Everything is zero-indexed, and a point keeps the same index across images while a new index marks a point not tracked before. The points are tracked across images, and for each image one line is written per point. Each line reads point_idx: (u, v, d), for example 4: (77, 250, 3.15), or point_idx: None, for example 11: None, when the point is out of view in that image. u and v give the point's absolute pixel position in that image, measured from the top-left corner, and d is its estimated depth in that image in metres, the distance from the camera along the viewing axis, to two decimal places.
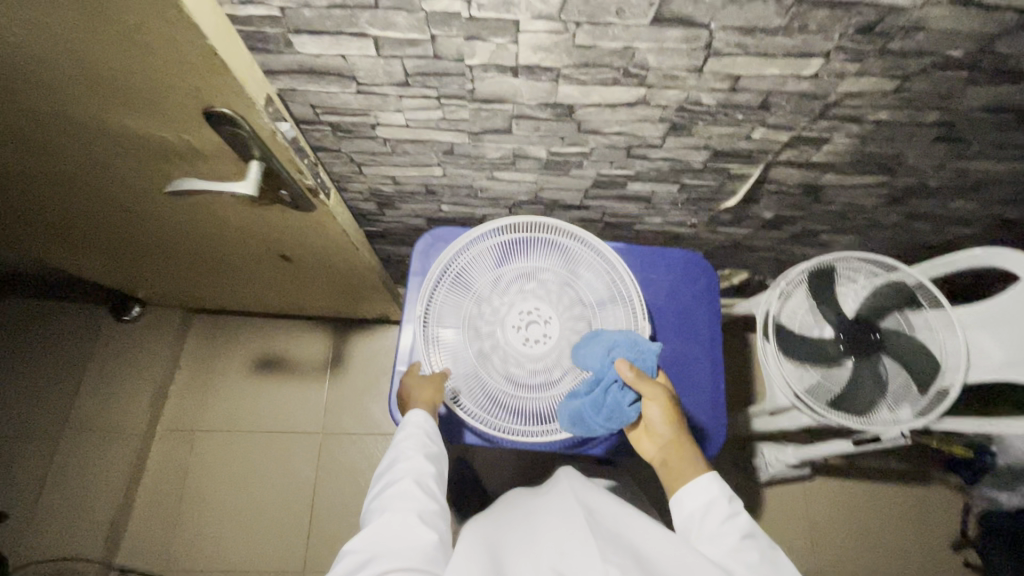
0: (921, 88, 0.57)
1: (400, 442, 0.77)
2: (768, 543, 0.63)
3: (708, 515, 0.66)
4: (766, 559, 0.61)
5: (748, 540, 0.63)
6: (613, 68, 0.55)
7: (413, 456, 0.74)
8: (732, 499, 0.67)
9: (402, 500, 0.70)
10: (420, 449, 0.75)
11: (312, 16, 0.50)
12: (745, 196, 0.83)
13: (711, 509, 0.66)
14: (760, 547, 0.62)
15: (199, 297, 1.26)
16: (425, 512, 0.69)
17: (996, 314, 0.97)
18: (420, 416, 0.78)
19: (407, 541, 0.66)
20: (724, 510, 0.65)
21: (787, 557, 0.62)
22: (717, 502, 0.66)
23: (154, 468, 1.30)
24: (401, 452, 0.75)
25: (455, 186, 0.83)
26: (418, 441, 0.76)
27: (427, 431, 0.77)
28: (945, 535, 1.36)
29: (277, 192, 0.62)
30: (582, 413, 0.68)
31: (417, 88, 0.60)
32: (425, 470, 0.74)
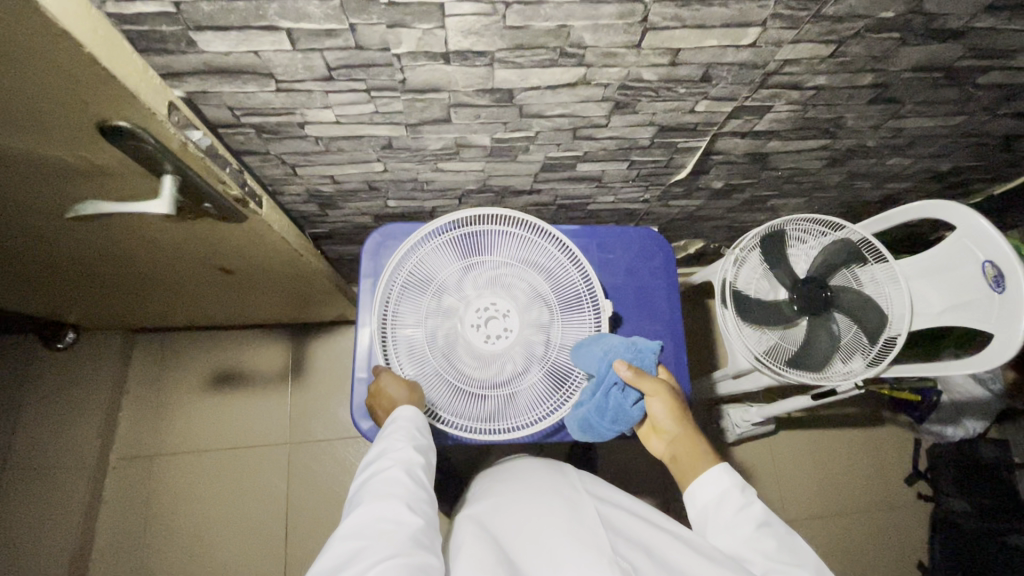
0: (856, 52, 0.57)
1: (388, 434, 0.71)
2: (784, 529, 0.67)
3: (722, 505, 0.69)
4: (784, 546, 0.64)
5: (764, 528, 0.66)
6: (549, 49, 0.53)
7: (401, 446, 0.69)
8: (745, 488, 0.70)
9: (389, 490, 0.64)
10: (408, 439, 0.70)
11: (212, 10, 0.45)
12: (695, 168, 0.83)
13: (725, 500, 0.69)
14: (777, 535, 0.65)
15: (137, 317, 1.18)
16: (414, 501, 0.65)
17: (931, 264, 1.02)
18: (409, 412, 0.73)
19: (396, 530, 0.61)
20: (739, 501, 0.69)
21: (802, 539, 0.66)
22: (730, 493, 0.69)
23: (112, 501, 1.23)
24: (388, 442, 0.70)
25: (399, 181, 0.79)
26: (406, 432, 0.70)
27: (416, 424, 0.72)
28: (898, 471, 1.45)
29: (201, 208, 0.57)
30: (589, 418, 0.72)
31: (343, 82, 0.55)
32: (414, 461, 0.69)
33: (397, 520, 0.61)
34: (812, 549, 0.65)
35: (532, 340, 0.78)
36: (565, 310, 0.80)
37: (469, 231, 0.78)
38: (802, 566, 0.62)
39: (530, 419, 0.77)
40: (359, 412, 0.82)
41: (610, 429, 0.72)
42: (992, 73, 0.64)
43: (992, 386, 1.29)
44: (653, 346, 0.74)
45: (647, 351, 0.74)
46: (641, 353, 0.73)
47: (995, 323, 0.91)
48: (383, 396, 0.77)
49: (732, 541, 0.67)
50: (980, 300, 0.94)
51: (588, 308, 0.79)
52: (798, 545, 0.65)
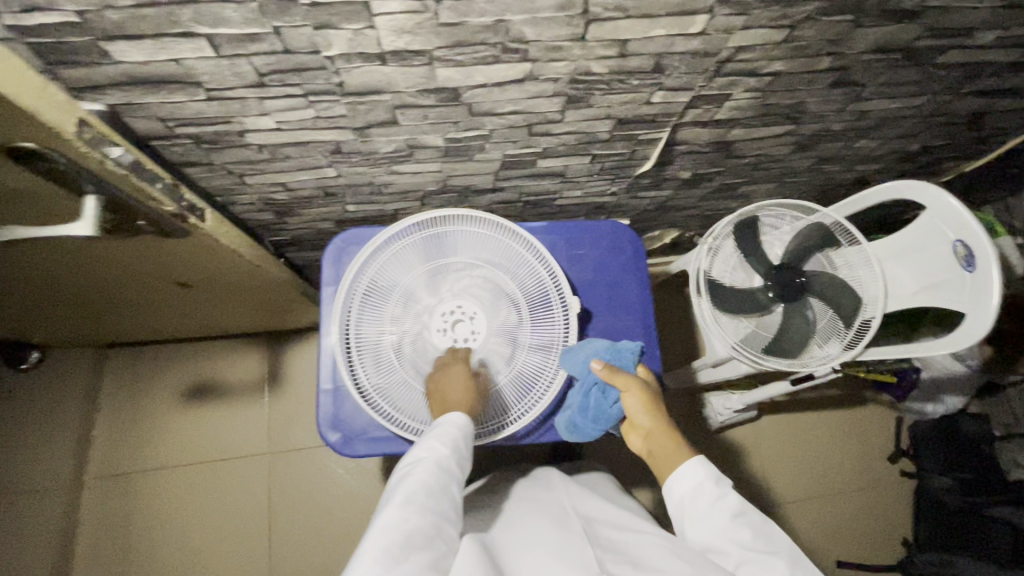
0: (810, 36, 0.56)
1: (434, 434, 0.65)
2: (760, 517, 0.63)
3: (697, 498, 0.64)
4: (760, 536, 0.61)
5: (740, 519, 0.62)
6: (490, 45, 0.50)
7: (445, 453, 0.63)
8: (720, 479, 0.65)
9: (427, 500, 0.59)
10: (453, 447, 0.64)
11: (120, 18, 0.42)
12: (660, 160, 0.81)
13: (700, 492, 0.64)
14: (753, 525, 0.61)
15: (103, 334, 1.14)
16: (444, 522, 0.59)
17: (905, 245, 1.01)
18: (460, 419, 0.67)
19: (422, 550, 0.55)
20: (715, 492, 0.64)
21: (778, 526, 0.62)
22: (705, 484, 0.64)
23: (89, 521, 1.20)
24: (434, 444, 0.64)
25: (355, 185, 0.77)
26: (450, 437, 0.65)
27: (465, 432, 0.66)
28: (882, 450, 1.46)
29: (135, 225, 0.54)
30: (574, 419, 0.75)
31: (277, 88, 0.53)
32: (454, 474, 0.63)
33: (429, 538, 0.56)
34: (789, 536, 0.61)
35: (499, 343, 0.78)
36: (533, 309, 0.77)
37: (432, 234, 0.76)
38: (780, 557, 0.58)
39: (501, 424, 0.76)
40: (325, 425, 0.78)
41: (590, 429, 0.74)
42: (952, 52, 0.63)
43: (969, 361, 1.28)
44: (634, 347, 0.75)
45: (630, 352, 0.74)
46: (623, 353, 0.74)
47: (968, 300, 0.91)
48: (444, 378, 0.72)
49: (706, 534, 0.62)
50: (951, 278, 0.93)
51: (557, 305, 0.77)
52: (775, 532, 0.61)
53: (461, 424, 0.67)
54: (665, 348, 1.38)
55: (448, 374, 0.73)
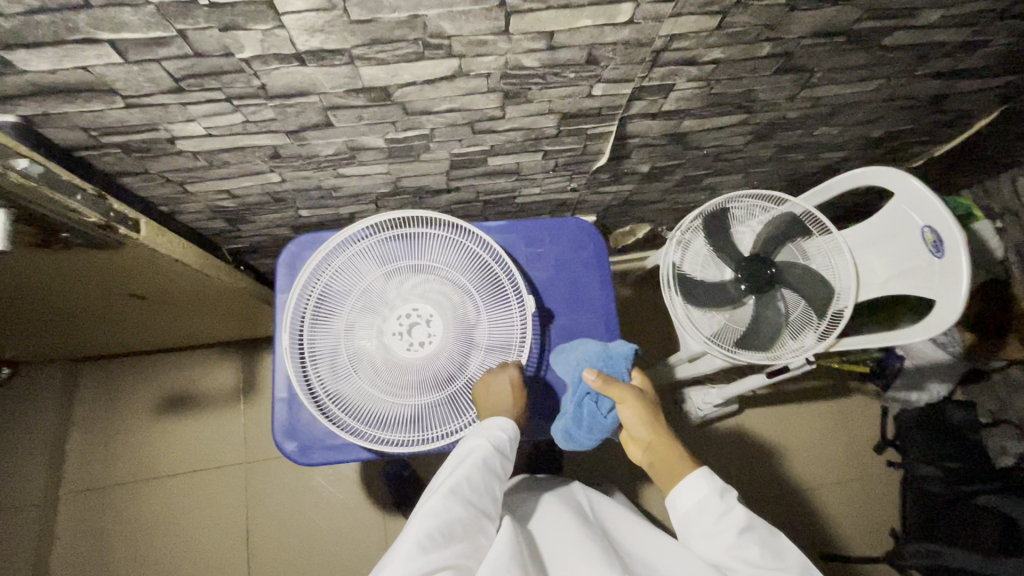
0: (744, 22, 0.54)
1: (483, 430, 0.67)
2: (769, 532, 0.60)
3: (703, 512, 0.61)
4: (769, 552, 0.58)
5: (747, 534, 0.59)
6: (409, 42, 0.49)
7: (492, 450, 0.65)
8: (725, 493, 0.61)
9: (470, 494, 0.62)
10: (499, 446, 0.66)
11: (14, 26, 0.41)
12: (615, 154, 0.80)
13: (705, 508, 0.61)
14: (761, 540, 0.59)
15: (70, 348, 1.13)
16: (483, 516, 0.62)
17: (876, 232, 0.99)
18: (510, 424, 0.68)
19: (463, 539, 0.58)
20: (722, 507, 0.61)
21: (787, 539, 0.60)
22: (710, 499, 0.61)
23: (65, 536, 1.19)
24: (481, 439, 0.66)
25: (303, 190, 0.75)
26: (496, 436, 0.67)
27: (511, 435, 0.68)
28: (868, 441, 1.44)
29: (60, 237, 0.54)
30: (568, 430, 0.70)
31: (197, 93, 0.52)
32: (499, 471, 0.65)
33: (470, 530, 0.59)
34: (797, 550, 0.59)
35: (456, 345, 0.74)
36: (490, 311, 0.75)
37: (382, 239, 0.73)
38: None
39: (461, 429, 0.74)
40: (282, 434, 0.77)
41: (586, 438, 0.70)
42: (897, 33, 0.61)
43: (951, 349, 1.23)
44: (627, 352, 0.73)
45: (621, 357, 0.72)
46: (615, 361, 0.72)
47: (936, 289, 0.89)
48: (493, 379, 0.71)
49: (714, 550, 0.60)
50: (921, 265, 0.92)
51: (515, 305, 0.74)
52: (784, 547, 0.59)
53: (506, 429, 0.68)
54: (644, 344, 1.37)
55: (496, 376, 0.72)
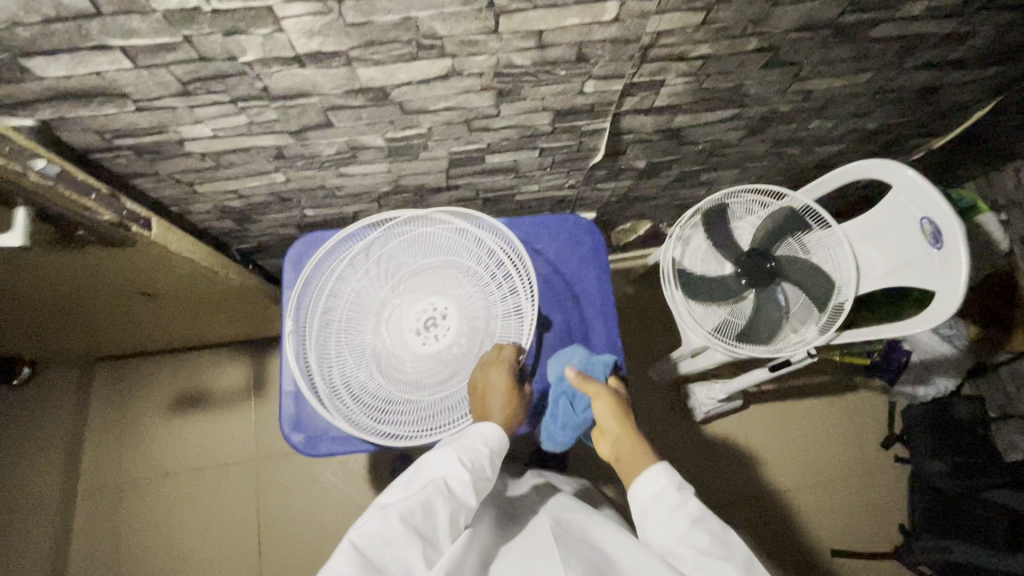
0: (729, 16, 0.56)
1: (456, 447, 0.63)
2: (721, 526, 0.59)
3: (658, 504, 0.62)
4: (716, 542, 0.57)
5: (698, 525, 0.59)
6: (403, 43, 0.51)
7: (461, 472, 0.61)
8: (682, 486, 0.63)
9: (422, 522, 0.57)
10: (470, 467, 0.62)
11: (32, 35, 0.43)
12: (610, 150, 0.81)
13: (661, 500, 0.63)
14: (711, 532, 0.58)
15: (87, 348, 1.17)
16: (432, 548, 0.57)
17: (876, 225, 0.99)
18: (493, 434, 0.66)
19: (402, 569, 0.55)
20: (677, 500, 0.62)
21: (739, 536, 0.58)
22: (667, 492, 0.63)
23: (83, 530, 1.22)
24: (450, 457, 0.62)
25: (308, 190, 0.78)
26: (472, 458, 0.63)
27: (489, 456, 0.64)
28: (874, 436, 1.40)
29: (77, 234, 0.57)
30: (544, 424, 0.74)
31: (203, 95, 0.54)
32: (464, 498, 0.61)
33: (418, 557, 0.55)
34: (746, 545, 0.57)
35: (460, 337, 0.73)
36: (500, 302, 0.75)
37: (393, 230, 0.73)
38: (731, 563, 0.55)
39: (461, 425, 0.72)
40: (289, 426, 0.79)
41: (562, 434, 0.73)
42: (883, 25, 0.62)
43: (958, 342, 1.23)
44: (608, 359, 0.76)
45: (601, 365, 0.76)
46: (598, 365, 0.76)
47: (937, 280, 0.88)
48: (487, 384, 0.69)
49: (666, 540, 0.60)
50: (922, 257, 0.91)
51: (525, 295, 0.74)
52: (734, 539, 0.58)
53: (488, 443, 0.65)
54: (647, 341, 1.38)
55: (487, 376, 0.70)
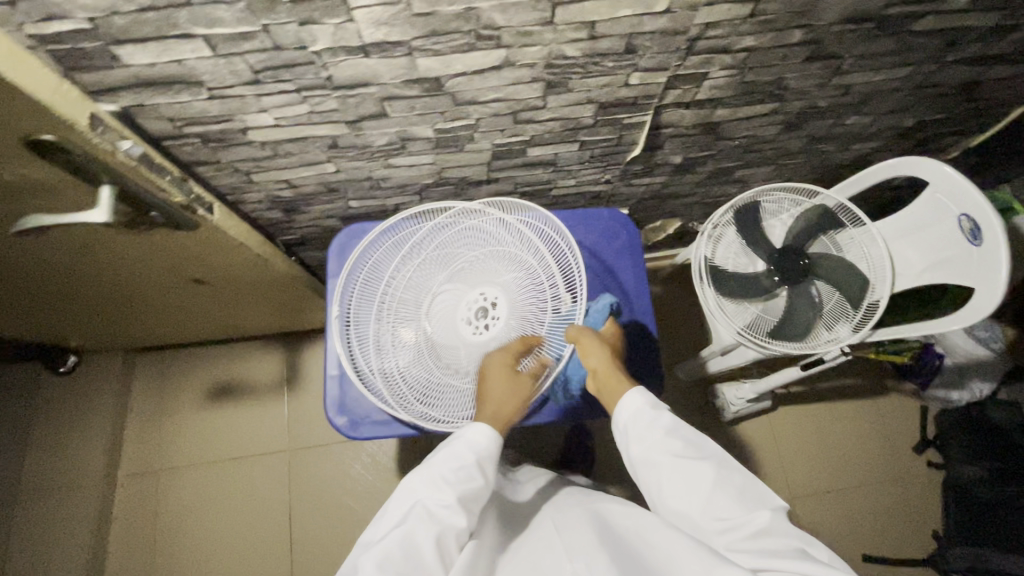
0: (776, 8, 0.57)
1: (443, 463, 0.65)
2: (689, 429, 0.65)
3: (636, 422, 0.65)
4: (691, 446, 0.63)
5: (673, 434, 0.64)
6: (464, 33, 0.54)
7: (446, 489, 0.63)
8: (657, 403, 0.66)
9: (406, 557, 0.58)
10: (456, 483, 0.64)
11: (127, 23, 0.47)
12: (648, 144, 0.83)
13: (640, 416, 0.65)
14: (683, 437, 0.63)
15: (132, 338, 1.21)
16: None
17: (911, 223, 0.98)
18: (482, 441, 0.66)
19: None
20: (652, 415, 0.65)
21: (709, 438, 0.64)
22: (645, 410, 0.65)
23: (121, 515, 1.25)
24: (435, 476, 0.64)
25: (355, 181, 0.81)
26: (450, 478, 0.64)
27: (474, 468, 0.65)
28: (905, 441, 1.36)
29: (148, 217, 0.59)
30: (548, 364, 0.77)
31: (272, 84, 0.57)
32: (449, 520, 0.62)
33: None
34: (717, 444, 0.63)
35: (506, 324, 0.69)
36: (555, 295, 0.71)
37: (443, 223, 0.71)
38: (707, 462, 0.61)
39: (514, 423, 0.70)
40: (333, 410, 0.81)
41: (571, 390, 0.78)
42: (926, 18, 0.63)
43: (993, 344, 1.19)
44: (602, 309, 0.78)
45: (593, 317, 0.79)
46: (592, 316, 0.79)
47: (976, 276, 0.86)
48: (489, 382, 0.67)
49: (644, 452, 0.64)
50: (962, 253, 0.89)
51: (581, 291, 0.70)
52: (702, 438, 0.64)
53: (479, 450, 0.66)
54: (675, 340, 1.38)
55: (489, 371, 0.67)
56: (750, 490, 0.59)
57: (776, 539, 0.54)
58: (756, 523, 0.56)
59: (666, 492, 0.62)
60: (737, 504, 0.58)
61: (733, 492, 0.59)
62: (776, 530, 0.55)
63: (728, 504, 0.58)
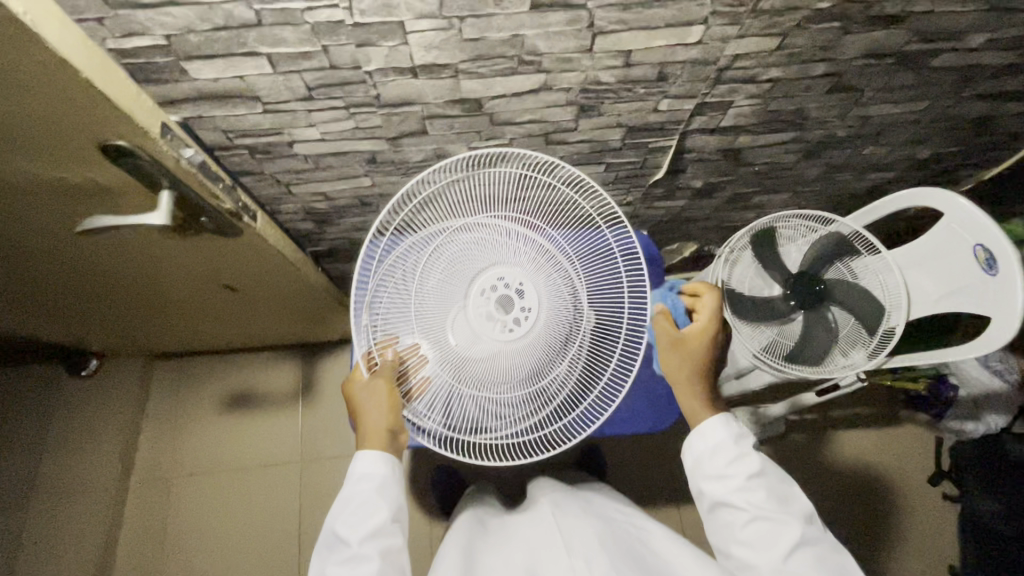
0: (802, 42, 0.60)
1: (341, 514, 0.61)
2: (777, 476, 0.63)
3: (718, 455, 0.64)
4: (774, 496, 0.61)
5: (756, 479, 0.62)
6: (507, 58, 0.57)
7: (348, 536, 0.60)
8: (741, 440, 0.64)
9: None
10: (358, 525, 0.60)
11: (199, 41, 0.50)
12: (671, 168, 0.86)
13: (720, 452, 0.64)
14: (769, 485, 0.62)
15: (154, 342, 1.22)
16: None
17: (925, 250, 0.95)
18: (371, 463, 0.62)
19: None
20: (739, 453, 0.63)
21: (796, 491, 0.63)
22: (727, 445, 0.64)
23: (132, 520, 1.25)
24: (333, 524, 0.61)
25: (388, 195, 0.84)
26: (344, 514, 0.61)
27: (372, 490, 0.62)
28: (919, 472, 1.32)
29: (198, 222, 0.62)
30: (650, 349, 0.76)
31: (323, 101, 0.61)
32: (365, 553, 0.59)
33: None
34: (803, 499, 0.62)
35: (556, 317, 0.60)
36: (603, 280, 0.66)
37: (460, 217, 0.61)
38: (788, 518, 0.59)
39: (575, 428, 0.64)
40: None
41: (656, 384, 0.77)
42: (944, 55, 0.66)
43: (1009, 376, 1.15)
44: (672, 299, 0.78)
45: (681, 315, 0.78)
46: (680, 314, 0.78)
47: (993, 305, 0.84)
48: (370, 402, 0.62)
49: (722, 490, 0.62)
50: (974, 286, 0.87)
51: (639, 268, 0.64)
52: (790, 489, 0.62)
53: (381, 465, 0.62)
54: None
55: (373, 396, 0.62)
56: (832, 561, 0.58)
57: None
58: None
59: (739, 536, 0.61)
60: (818, 572, 0.57)
61: (811, 556, 0.58)
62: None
63: (807, 572, 0.57)
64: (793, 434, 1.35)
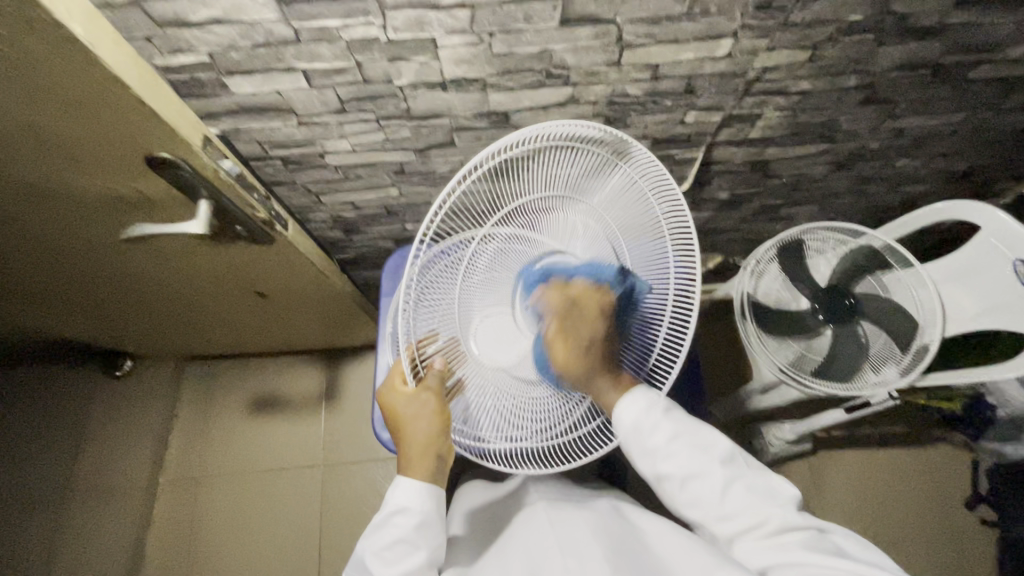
0: (833, 55, 0.60)
1: (376, 548, 0.57)
2: (692, 425, 0.61)
3: (640, 433, 0.57)
4: (697, 448, 0.59)
5: (677, 438, 0.59)
6: (535, 72, 0.58)
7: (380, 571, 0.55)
8: (656, 406, 0.58)
9: None
10: (394, 565, 0.55)
11: (240, 57, 0.52)
12: (697, 180, 0.85)
13: (641, 428, 0.57)
14: (689, 441, 0.60)
15: (186, 345, 1.26)
16: None
17: (961, 265, 0.91)
18: (415, 498, 0.58)
19: None
20: (657, 422, 0.58)
21: (711, 429, 0.61)
22: (645, 417, 0.57)
23: (160, 519, 1.28)
24: (367, 547, 0.58)
25: (414, 205, 0.85)
26: (378, 540, 0.58)
27: (411, 527, 0.57)
28: (956, 495, 1.27)
29: (233, 229, 0.64)
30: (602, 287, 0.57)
31: (355, 114, 0.62)
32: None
33: None
34: (722, 437, 0.61)
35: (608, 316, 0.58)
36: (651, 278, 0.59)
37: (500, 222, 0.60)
38: (713, 465, 0.58)
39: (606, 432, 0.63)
40: (380, 423, 0.81)
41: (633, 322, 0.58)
42: (982, 67, 0.65)
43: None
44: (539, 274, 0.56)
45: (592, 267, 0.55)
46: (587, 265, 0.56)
47: None
48: (412, 420, 0.59)
49: (650, 460, 0.59)
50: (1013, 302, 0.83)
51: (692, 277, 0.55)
52: (706, 433, 0.61)
53: (426, 499, 0.58)
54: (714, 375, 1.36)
55: (416, 416, 0.59)
56: (761, 487, 0.58)
57: (792, 535, 0.55)
58: (768, 521, 0.56)
59: (681, 499, 0.59)
60: (750, 498, 0.57)
61: (744, 492, 0.58)
62: (794, 524, 0.56)
63: (742, 501, 0.57)
64: (822, 452, 1.30)
